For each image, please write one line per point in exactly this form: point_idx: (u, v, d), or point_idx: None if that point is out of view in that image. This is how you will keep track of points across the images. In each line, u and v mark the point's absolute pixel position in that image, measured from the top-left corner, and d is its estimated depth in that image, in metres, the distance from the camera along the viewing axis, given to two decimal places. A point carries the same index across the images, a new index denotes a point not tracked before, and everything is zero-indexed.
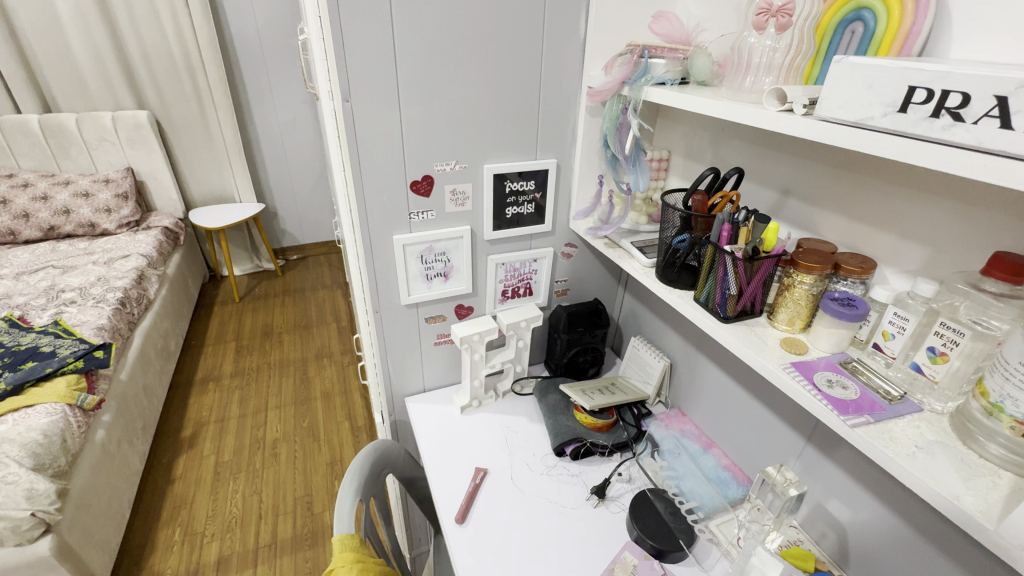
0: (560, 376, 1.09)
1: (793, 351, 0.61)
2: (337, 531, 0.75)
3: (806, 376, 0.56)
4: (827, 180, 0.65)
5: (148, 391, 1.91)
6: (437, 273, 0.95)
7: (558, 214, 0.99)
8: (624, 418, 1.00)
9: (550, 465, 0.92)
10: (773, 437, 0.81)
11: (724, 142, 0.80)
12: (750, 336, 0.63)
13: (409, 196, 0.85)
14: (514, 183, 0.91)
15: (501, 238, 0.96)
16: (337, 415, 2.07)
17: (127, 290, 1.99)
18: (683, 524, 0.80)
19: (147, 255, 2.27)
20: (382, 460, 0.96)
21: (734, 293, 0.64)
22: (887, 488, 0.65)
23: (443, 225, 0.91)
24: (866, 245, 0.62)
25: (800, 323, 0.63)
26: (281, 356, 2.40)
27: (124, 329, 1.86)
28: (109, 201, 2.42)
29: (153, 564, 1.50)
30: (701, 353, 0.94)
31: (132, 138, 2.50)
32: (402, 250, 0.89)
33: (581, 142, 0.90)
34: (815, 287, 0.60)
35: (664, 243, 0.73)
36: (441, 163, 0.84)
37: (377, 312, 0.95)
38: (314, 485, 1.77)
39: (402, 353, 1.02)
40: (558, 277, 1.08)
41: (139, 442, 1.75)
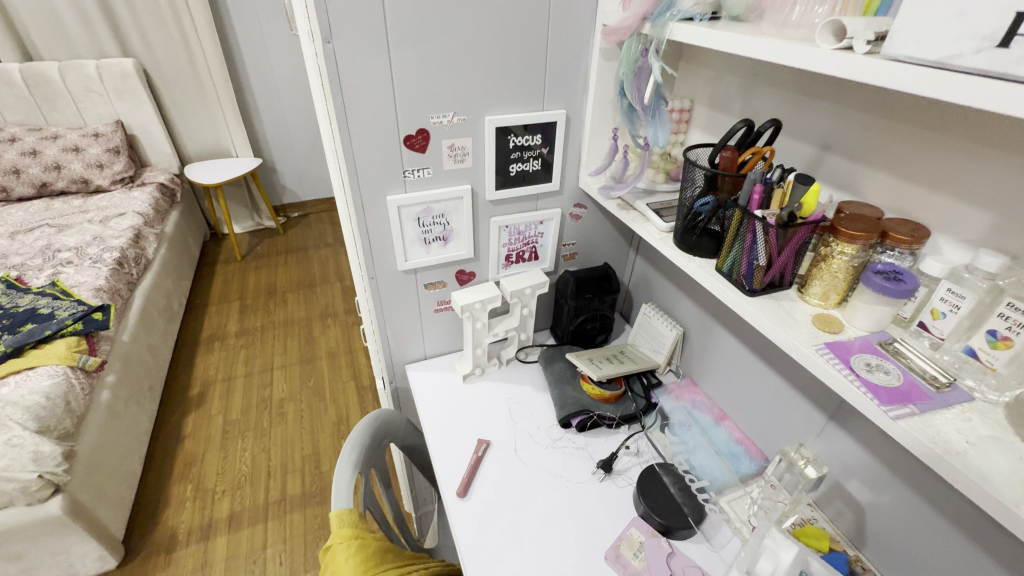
0: (566, 344, 1.04)
1: (827, 330, 0.54)
2: (335, 505, 0.73)
3: (842, 359, 0.50)
4: (876, 133, 0.56)
5: (154, 351, 1.91)
6: (436, 237, 0.88)
7: (566, 172, 0.91)
8: (633, 389, 0.95)
9: (555, 437, 0.89)
10: (791, 412, 0.77)
11: (756, 89, 0.70)
12: (778, 313, 0.57)
13: (403, 153, 0.78)
14: (519, 137, 0.82)
15: (504, 198, 0.89)
16: (342, 375, 2.07)
17: (125, 250, 1.94)
18: (692, 501, 0.77)
19: (143, 213, 2.21)
20: (382, 430, 0.93)
21: (763, 264, 0.58)
22: (917, 472, 0.61)
23: (441, 185, 0.83)
24: (917, 210, 0.54)
25: (835, 297, 0.57)
26: (286, 315, 2.38)
27: (124, 290, 1.83)
28: (100, 156, 2.35)
29: (167, 519, 1.54)
30: (717, 323, 0.89)
31: (120, 88, 2.38)
32: (397, 212, 0.82)
33: (594, 90, 0.80)
34: (857, 258, 0.54)
35: (683, 205, 0.66)
36: (438, 115, 0.76)
37: (372, 278, 0.89)
38: (321, 443, 1.78)
39: (401, 319, 0.97)
40: (565, 239, 1.01)
41: (147, 402, 1.75)
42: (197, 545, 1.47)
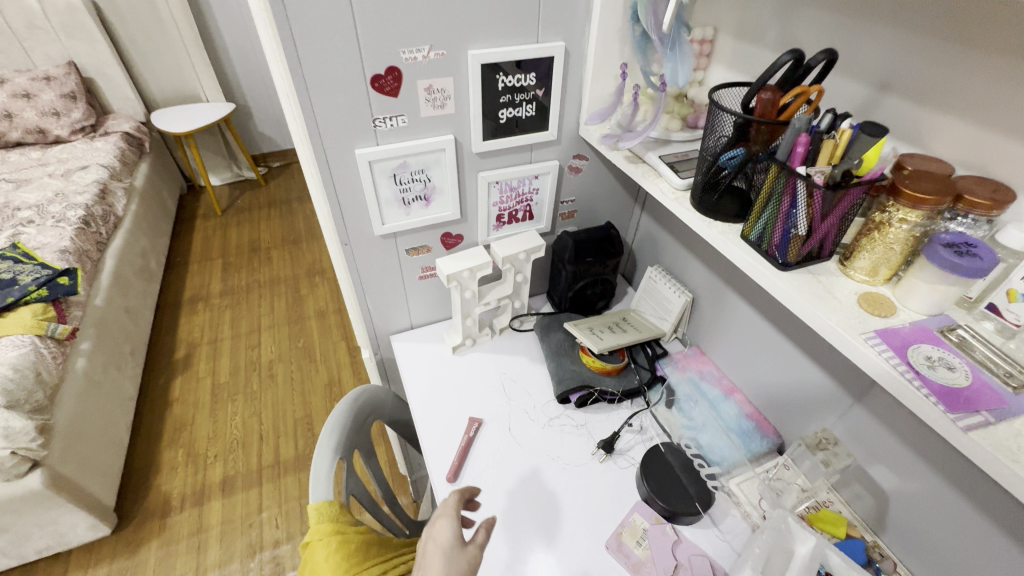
0: (564, 311, 0.96)
1: (876, 314, 0.46)
2: (313, 498, 0.67)
3: (898, 352, 0.42)
4: (952, 67, 0.45)
5: (133, 314, 1.82)
6: (416, 196, 0.77)
7: (565, 118, 0.79)
8: (636, 360, 0.88)
9: (553, 415, 0.83)
10: (813, 390, 0.70)
11: (797, 12, 0.57)
12: (818, 292, 0.48)
13: (371, 96, 0.65)
14: (509, 76, 0.70)
15: (494, 150, 0.77)
16: (332, 335, 2.00)
17: (90, 207, 1.81)
18: (699, 484, 0.71)
19: (108, 166, 2.06)
20: (367, 407, 0.86)
21: (801, 234, 0.48)
22: (957, 464, 0.54)
23: (419, 135, 0.71)
24: (997, 165, 0.44)
25: (886, 272, 0.48)
26: (271, 273, 2.28)
27: (92, 250, 1.72)
28: (55, 103, 2.15)
29: (160, 485, 1.52)
30: (731, 289, 0.80)
31: (67, 24, 2.14)
32: (368, 168, 0.71)
33: (599, 16, 0.67)
34: (919, 227, 0.44)
35: (705, 158, 0.55)
36: (410, 50, 0.63)
37: (346, 245, 0.79)
38: (314, 405, 1.74)
39: (382, 288, 0.88)
40: (564, 195, 0.90)
41: (129, 367, 1.69)
42: (192, 510, 1.46)
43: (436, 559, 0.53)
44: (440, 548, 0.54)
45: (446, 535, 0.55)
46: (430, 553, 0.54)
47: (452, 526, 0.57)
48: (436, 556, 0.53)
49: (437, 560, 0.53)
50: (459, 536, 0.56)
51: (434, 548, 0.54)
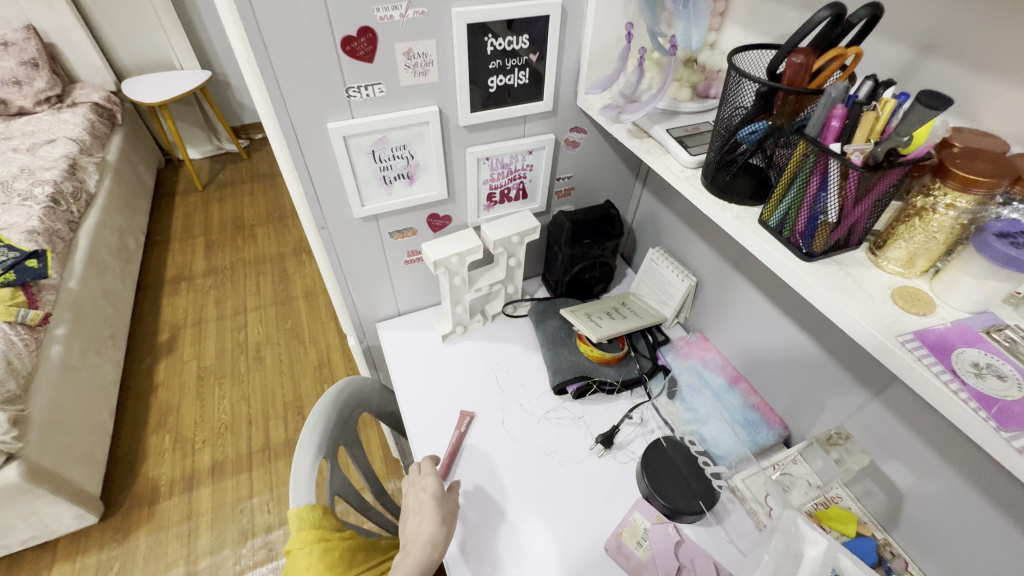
0: (561, 296, 0.91)
1: (913, 311, 0.41)
2: (293, 503, 0.62)
3: (941, 357, 0.37)
4: (1016, 24, 0.38)
5: (111, 296, 1.75)
6: (399, 175, 0.70)
7: (562, 87, 0.71)
8: (637, 348, 0.84)
9: (549, 407, 0.79)
10: (825, 383, 0.66)
11: None
12: (847, 287, 0.43)
13: (342, 62, 0.58)
14: (499, 39, 0.62)
15: (483, 123, 0.70)
16: (321, 315, 1.94)
17: (59, 184, 1.72)
18: (702, 480, 0.68)
19: (77, 139, 1.94)
20: (352, 400, 0.82)
21: (831, 221, 0.42)
22: (982, 467, 0.50)
23: (399, 107, 0.64)
24: None
25: (924, 264, 0.42)
26: (256, 251, 2.20)
27: (63, 230, 1.63)
28: (16, 71, 2.02)
29: (147, 471, 1.49)
30: (738, 274, 0.75)
31: None
32: (343, 144, 0.64)
33: None
34: (966, 214, 0.38)
35: (722, 133, 0.49)
36: (385, 8, 0.55)
37: (323, 228, 0.73)
38: (304, 389, 1.70)
39: (366, 274, 0.82)
40: (560, 172, 0.84)
41: (109, 351, 1.64)
42: (181, 496, 1.43)
43: (429, 503, 0.63)
44: (430, 496, 0.63)
45: (433, 486, 0.64)
46: (422, 501, 0.63)
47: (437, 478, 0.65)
48: (429, 504, 0.62)
49: (430, 507, 0.62)
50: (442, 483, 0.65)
51: (425, 498, 0.63)
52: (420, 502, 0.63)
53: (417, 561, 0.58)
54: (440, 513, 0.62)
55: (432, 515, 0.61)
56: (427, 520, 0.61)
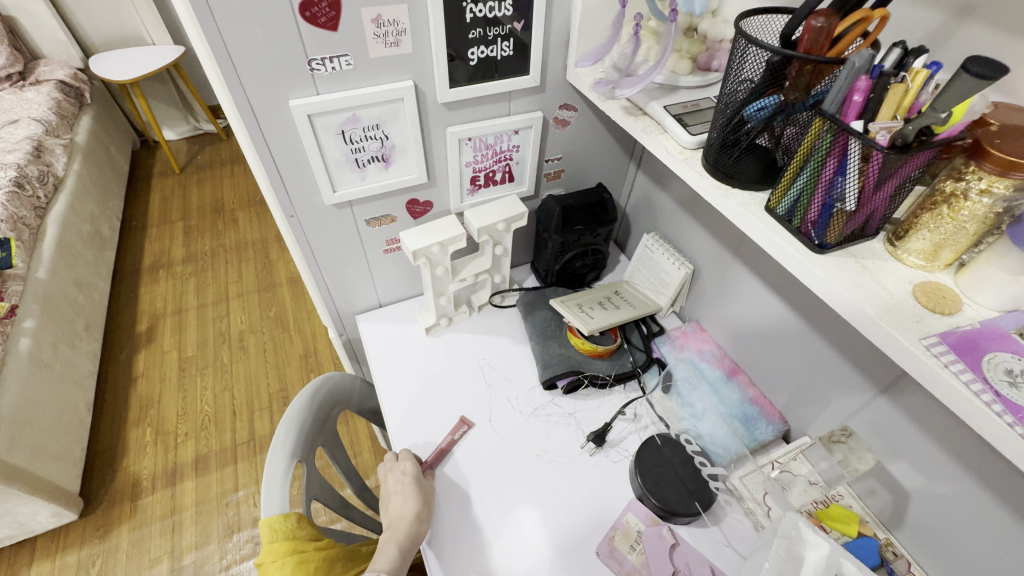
0: (551, 286, 0.86)
1: (937, 310, 0.37)
2: (264, 512, 0.58)
3: (970, 364, 0.33)
4: None
5: (84, 286, 1.68)
6: (373, 157, 0.65)
7: (550, 59, 0.65)
8: (630, 340, 0.80)
9: (538, 404, 0.75)
10: (828, 377, 0.62)
11: None
12: (862, 281, 0.39)
13: (302, 30, 0.51)
14: (479, 4, 0.56)
15: (464, 99, 0.64)
16: (306, 303, 1.89)
17: (23, 167, 1.63)
18: (698, 479, 0.65)
19: (41, 119, 1.84)
20: (331, 398, 0.77)
21: (848, 210, 0.38)
22: (998, 470, 0.47)
23: (371, 82, 0.58)
24: None
25: (948, 257, 0.38)
26: (238, 237, 2.13)
27: (29, 216, 1.56)
28: None
29: (128, 465, 1.45)
30: (738, 262, 0.70)
31: None
32: (309, 124, 0.58)
33: None
34: (1002, 202, 0.34)
35: (727, 107, 0.43)
36: None
37: (293, 217, 0.67)
38: (289, 379, 1.65)
39: (342, 265, 0.77)
40: (549, 153, 0.78)
41: (84, 343, 1.58)
42: (164, 491, 1.40)
43: (410, 483, 0.63)
44: (411, 477, 0.63)
45: (412, 468, 0.64)
46: (403, 482, 0.63)
47: (414, 461, 0.65)
48: (410, 484, 0.62)
49: (411, 487, 0.62)
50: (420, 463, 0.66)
51: (406, 480, 0.63)
52: (401, 483, 0.63)
53: (406, 534, 0.59)
54: (423, 491, 0.62)
55: (414, 495, 0.61)
56: (411, 497, 0.61)
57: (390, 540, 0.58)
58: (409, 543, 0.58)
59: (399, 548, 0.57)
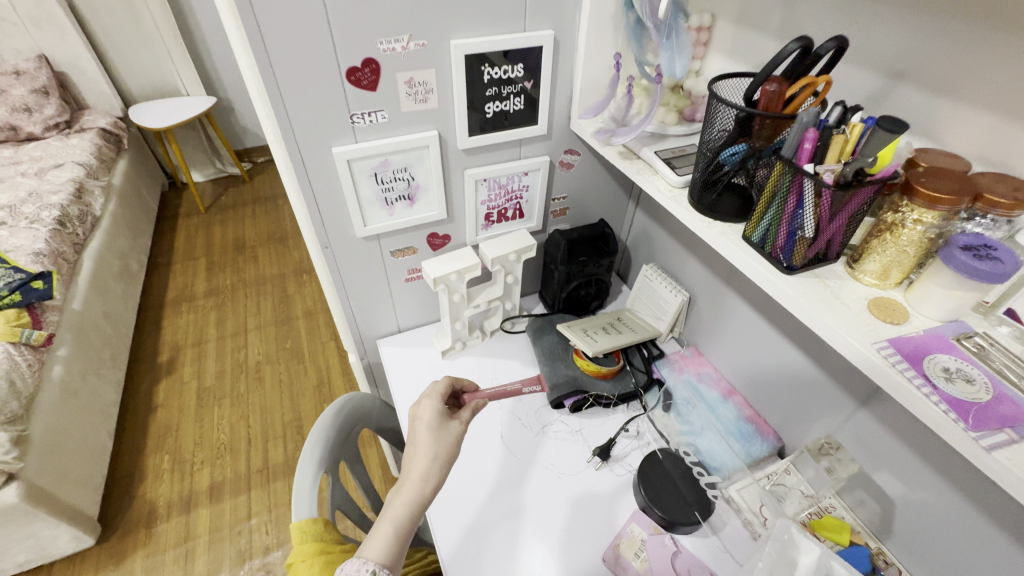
0: (557, 313, 0.93)
1: (888, 320, 0.43)
2: (294, 517, 0.63)
3: (913, 363, 0.39)
4: (976, 53, 0.42)
5: (112, 318, 1.77)
6: (400, 196, 0.73)
7: (556, 111, 0.75)
8: (632, 362, 0.86)
9: (546, 421, 0.80)
10: (814, 393, 0.68)
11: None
12: (825, 297, 0.45)
13: (347, 91, 0.61)
14: (495, 68, 0.65)
15: (482, 145, 0.73)
16: (321, 335, 1.96)
17: (66, 207, 1.75)
18: (697, 490, 0.69)
19: (84, 163, 1.99)
20: (353, 417, 0.83)
21: (808, 236, 0.45)
22: (968, 473, 0.52)
23: (401, 132, 0.67)
24: (1019, 160, 0.41)
25: (897, 275, 0.45)
26: (257, 272, 2.23)
27: (68, 252, 1.66)
28: (27, 99, 2.07)
29: (145, 492, 1.48)
30: (729, 288, 0.77)
31: (36, 16, 2.06)
32: (347, 167, 0.67)
33: (589, 4, 0.63)
34: (934, 228, 0.41)
35: (705, 152, 0.51)
36: (388, 40, 0.59)
37: (327, 248, 0.76)
38: (303, 409, 1.70)
39: (367, 292, 0.85)
40: (555, 192, 0.87)
41: (110, 373, 1.64)
42: (179, 518, 1.42)
43: (424, 435, 0.58)
44: (425, 427, 0.59)
45: (429, 415, 0.60)
46: (417, 430, 0.60)
47: (435, 406, 0.61)
48: (423, 434, 0.59)
49: (424, 438, 0.58)
50: (443, 411, 0.61)
51: (420, 428, 0.59)
52: (416, 429, 0.60)
53: (411, 500, 0.54)
54: (435, 447, 0.57)
55: (425, 450, 0.57)
56: (418, 456, 0.57)
57: (388, 519, 0.53)
58: (407, 527, 0.54)
59: (395, 526, 0.53)
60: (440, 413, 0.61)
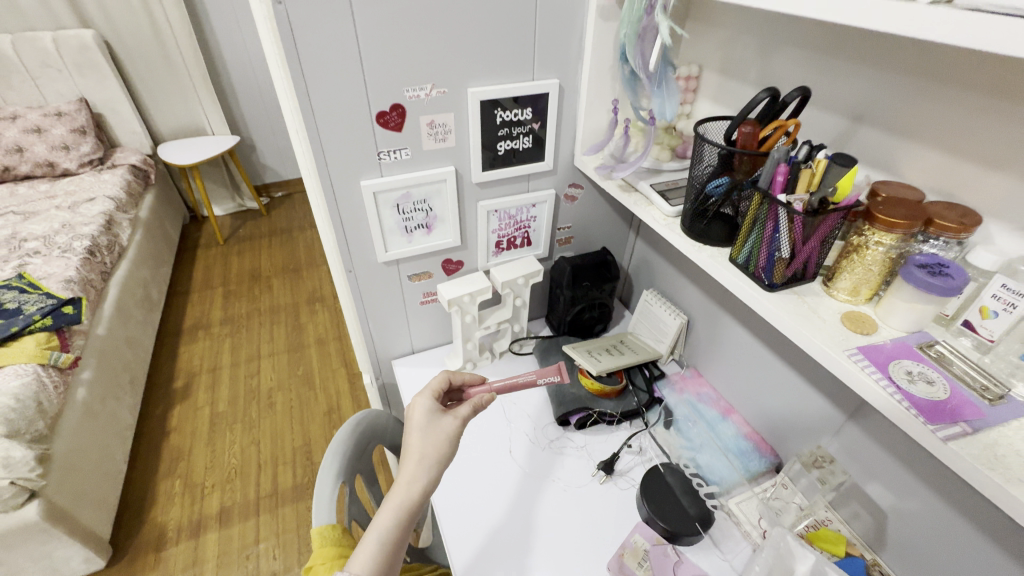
0: (563, 335, 0.98)
1: (859, 331, 0.48)
2: (316, 522, 0.67)
3: (879, 367, 0.44)
4: (921, 101, 0.48)
5: (133, 343, 1.83)
6: (419, 224, 0.80)
7: (561, 149, 0.82)
8: (634, 382, 0.90)
9: (552, 437, 0.84)
10: (806, 409, 0.72)
11: (776, 52, 0.62)
12: (802, 310, 0.51)
13: (376, 132, 0.69)
14: (507, 111, 0.73)
15: (493, 179, 0.80)
16: (332, 362, 2.01)
17: (96, 238, 1.85)
18: (699, 503, 0.72)
19: (114, 197, 2.10)
20: (368, 433, 0.87)
21: (785, 257, 0.51)
22: (948, 480, 0.55)
23: (421, 167, 0.75)
24: (966, 191, 0.47)
25: (867, 292, 0.50)
26: (272, 301, 2.30)
27: (96, 280, 1.74)
28: (65, 138, 2.22)
29: (155, 517, 1.50)
30: (724, 311, 0.82)
31: (80, 63, 2.23)
32: (373, 198, 0.74)
33: (591, 57, 0.71)
34: (894, 249, 0.47)
35: (694, 185, 0.58)
36: (414, 88, 0.67)
37: (351, 271, 0.82)
38: (312, 434, 1.73)
39: (384, 314, 0.90)
40: (560, 222, 0.94)
41: (128, 397, 1.69)
42: (188, 542, 1.44)
43: (415, 435, 0.60)
44: (417, 427, 0.61)
45: (421, 416, 0.62)
46: (410, 429, 0.61)
47: (427, 403, 0.63)
48: (416, 432, 0.60)
49: (416, 437, 0.60)
50: (436, 409, 0.63)
51: (413, 428, 0.61)
52: (410, 427, 0.61)
53: (399, 504, 0.56)
54: (423, 447, 0.59)
55: (412, 454, 0.58)
56: (408, 457, 0.58)
57: (374, 528, 0.54)
58: (393, 540, 0.54)
59: (380, 539, 0.53)
60: (433, 411, 0.63)
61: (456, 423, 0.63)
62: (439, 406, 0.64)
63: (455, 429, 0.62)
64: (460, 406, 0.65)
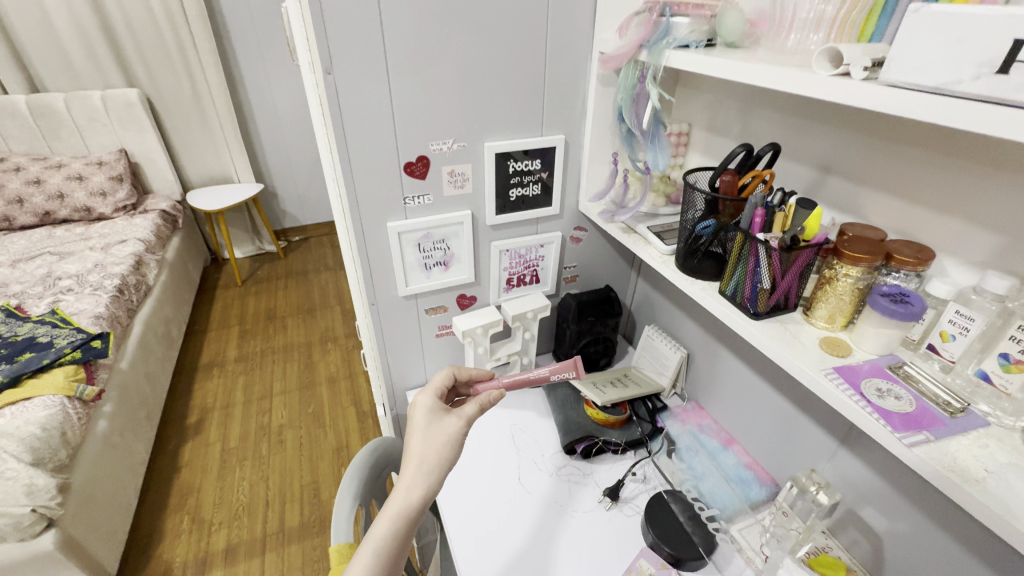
0: None
1: (835, 354, 0.54)
2: (334, 540, 0.71)
3: (852, 384, 0.49)
4: (876, 154, 0.56)
5: (151, 379, 1.89)
6: (437, 262, 0.88)
7: (566, 196, 0.91)
8: (638, 413, 0.95)
9: (559, 465, 0.88)
10: (800, 436, 0.75)
11: (754, 113, 0.71)
12: (784, 335, 0.56)
13: (403, 179, 0.78)
14: (519, 162, 0.83)
15: (505, 222, 0.89)
16: (342, 401, 2.04)
17: (125, 277, 1.95)
18: (702, 530, 0.75)
19: (144, 239, 2.22)
20: (384, 459, 0.91)
21: (767, 287, 0.57)
22: (933, 499, 0.58)
23: (441, 211, 0.84)
24: (922, 232, 0.54)
25: (841, 319, 0.56)
26: (286, 340, 2.37)
27: (123, 316, 1.82)
28: (103, 184, 2.37)
29: (161, 553, 1.50)
30: (721, 343, 0.88)
31: (124, 118, 2.43)
32: (397, 237, 0.82)
33: (592, 116, 0.81)
34: (862, 281, 0.53)
35: (685, 227, 0.66)
36: (438, 142, 0.76)
37: (373, 304, 0.89)
38: (320, 472, 1.75)
39: (402, 346, 0.97)
40: (566, 262, 1.01)
41: (143, 432, 1.73)
42: None
43: (416, 438, 0.62)
44: (418, 431, 0.63)
45: (422, 419, 0.64)
46: (411, 432, 0.64)
47: (428, 404, 0.66)
48: (416, 436, 0.62)
49: (416, 437, 0.62)
50: (437, 410, 0.65)
51: (415, 432, 0.63)
52: (411, 431, 0.64)
53: (397, 513, 0.58)
54: (421, 451, 0.61)
55: (411, 460, 0.60)
56: (408, 462, 0.60)
57: (371, 537, 0.55)
58: (388, 551, 0.56)
59: (377, 548, 0.55)
60: (433, 413, 0.65)
61: (458, 423, 0.64)
62: (440, 406, 0.66)
63: (455, 430, 0.63)
64: (466, 406, 0.66)
